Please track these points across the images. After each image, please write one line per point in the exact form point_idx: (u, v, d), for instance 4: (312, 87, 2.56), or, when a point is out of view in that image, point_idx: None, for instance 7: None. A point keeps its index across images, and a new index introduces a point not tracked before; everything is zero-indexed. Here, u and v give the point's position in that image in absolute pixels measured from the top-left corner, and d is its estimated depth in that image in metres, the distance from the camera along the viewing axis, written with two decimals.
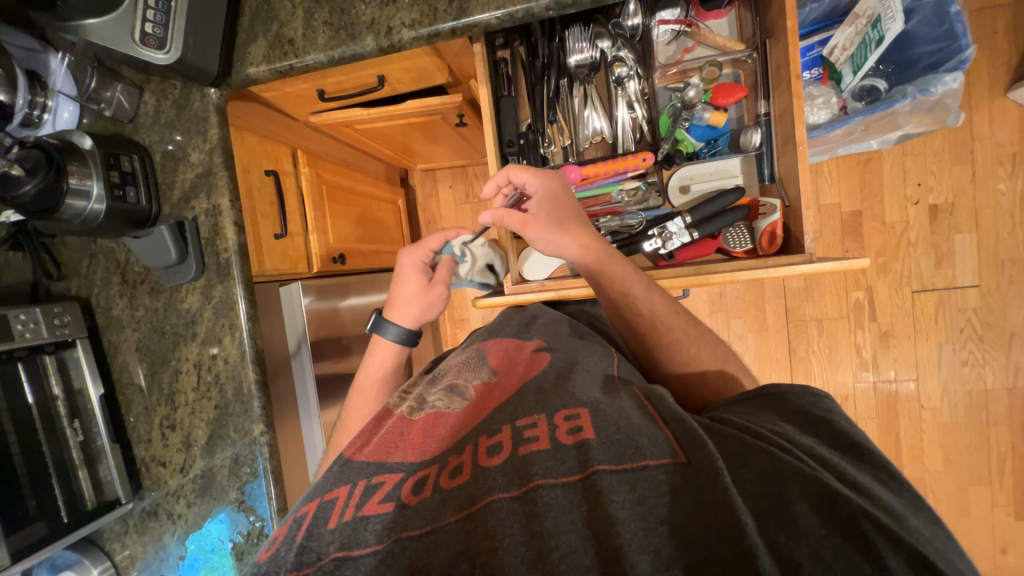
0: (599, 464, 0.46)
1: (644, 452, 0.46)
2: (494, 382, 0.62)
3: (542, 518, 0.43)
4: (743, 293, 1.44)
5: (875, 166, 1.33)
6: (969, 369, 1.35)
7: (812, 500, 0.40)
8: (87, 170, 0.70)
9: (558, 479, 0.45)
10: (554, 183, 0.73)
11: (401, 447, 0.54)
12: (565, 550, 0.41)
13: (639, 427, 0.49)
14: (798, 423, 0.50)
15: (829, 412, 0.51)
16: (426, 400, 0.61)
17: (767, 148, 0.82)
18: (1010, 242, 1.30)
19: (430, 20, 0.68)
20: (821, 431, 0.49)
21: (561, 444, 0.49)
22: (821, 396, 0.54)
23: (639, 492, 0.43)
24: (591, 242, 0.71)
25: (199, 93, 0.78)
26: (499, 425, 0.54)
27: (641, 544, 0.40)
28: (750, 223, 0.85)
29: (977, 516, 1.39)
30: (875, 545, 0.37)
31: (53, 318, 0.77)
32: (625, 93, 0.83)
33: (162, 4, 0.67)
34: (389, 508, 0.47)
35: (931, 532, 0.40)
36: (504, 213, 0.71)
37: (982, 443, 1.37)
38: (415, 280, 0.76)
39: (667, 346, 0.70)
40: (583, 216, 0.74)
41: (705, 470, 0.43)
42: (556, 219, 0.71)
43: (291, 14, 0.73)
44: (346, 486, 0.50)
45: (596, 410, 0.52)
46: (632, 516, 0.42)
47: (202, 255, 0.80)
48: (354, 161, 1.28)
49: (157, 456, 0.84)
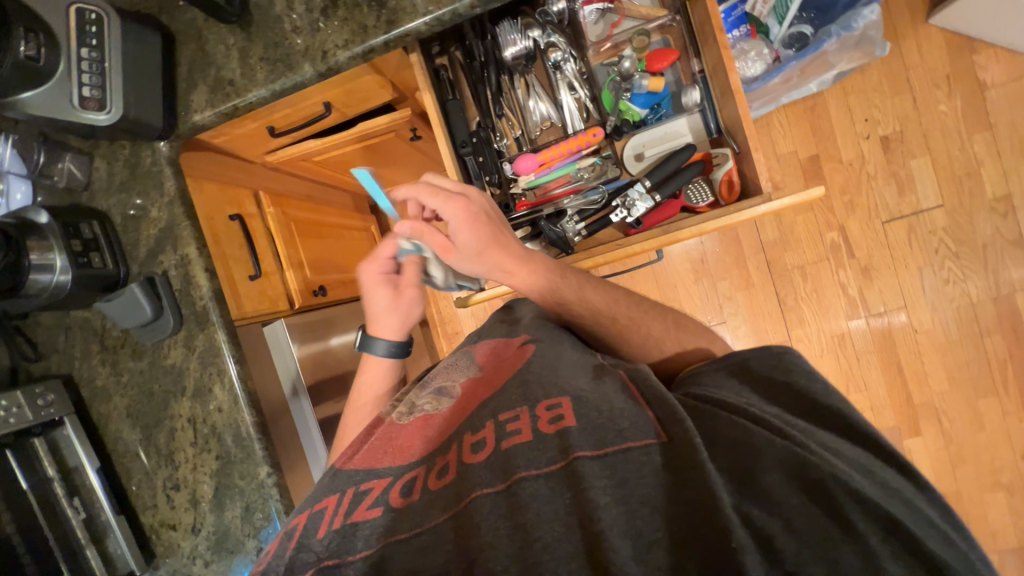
0: (580, 451, 0.45)
1: (624, 434, 0.46)
2: (480, 377, 0.61)
3: (525, 510, 0.43)
4: (723, 254, 1.46)
5: (821, 110, 1.38)
6: (953, 287, 1.38)
7: (786, 467, 0.41)
8: (48, 244, 0.69)
9: (541, 470, 0.45)
10: (467, 206, 0.67)
11: (389, 453, 0.52)
12: (547, 539, 0.40)
13: (621, 411, 0.49)
14: (764, 391, 0.53)
15: (792, 374, 0.53)
16: (415, 404, 0.60)
17: (709, 102, 0.86)
18: (962, 158, 1.34)
19: (362, 37, 0.70)
20: (790, 398, 0.51)
21: (542, 433, 0.49)
22: (781, 355, 0.56)
23: (620, 476, 0.43)
24: (516, 268, 0.69)
25: (148, 149, 0.79)
26: (482, 422, 0.53)
27: (621, 527, 0.40)
28: (708, 176, 0.88)
29: (992, 428, 1.41)
30: (846, 510, 0.38)
31: (36, 399, 0.75)
32: (564, 76, 0.85)
33: (95, 66, 0.67)
34: (379, 512, 0.46)
35: (904, 488, 0.42)
36: (424, 230, 0.68)
37: (979, 356, 1.39)
38: (382, 293, 0.76)
39: (643, 321, 0.71)
40: (510, 238, 0.70)
41: (684, 447, 0.43)
42: (473, 247, 0.67)
43: (227, 56, 0.74)
44: (334, 495, 0.49)
45: (580, 399, 0.51)
46: (613, 501, 0.41)
47: (178, 307, 0.80)
48: (320, 195, 1.29)
49: (166, 520, 0.81)
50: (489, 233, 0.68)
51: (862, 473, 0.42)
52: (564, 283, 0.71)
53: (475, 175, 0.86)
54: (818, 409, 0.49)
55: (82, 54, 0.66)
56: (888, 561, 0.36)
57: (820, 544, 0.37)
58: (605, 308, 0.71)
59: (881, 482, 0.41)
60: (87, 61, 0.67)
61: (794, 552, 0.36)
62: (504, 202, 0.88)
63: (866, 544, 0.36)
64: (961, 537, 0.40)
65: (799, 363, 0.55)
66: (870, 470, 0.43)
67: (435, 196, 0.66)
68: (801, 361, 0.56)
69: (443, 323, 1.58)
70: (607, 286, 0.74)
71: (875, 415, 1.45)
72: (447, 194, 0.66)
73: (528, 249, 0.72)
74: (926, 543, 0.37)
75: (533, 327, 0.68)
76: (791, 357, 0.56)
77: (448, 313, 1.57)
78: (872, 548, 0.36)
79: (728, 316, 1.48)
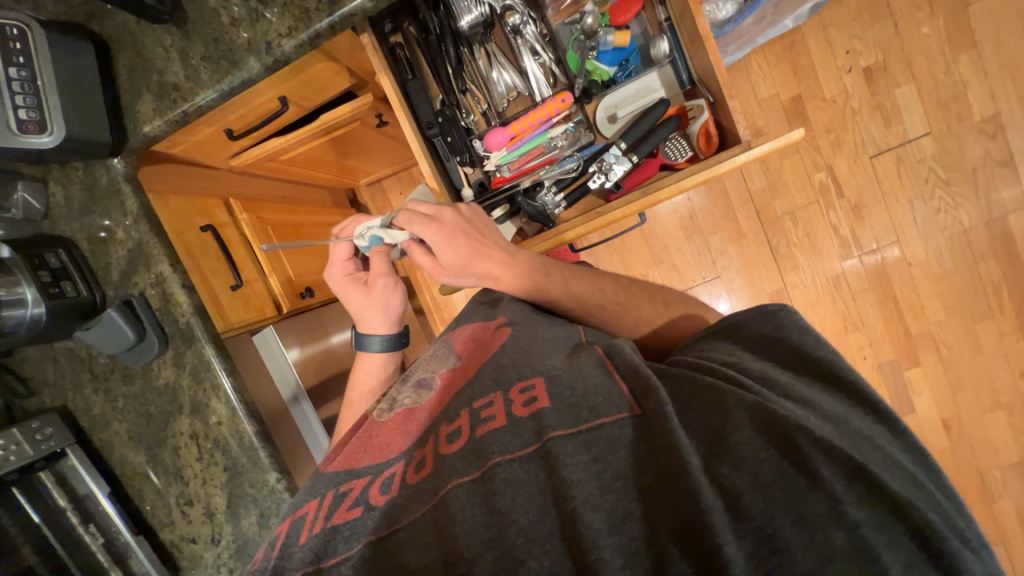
0: (554, 431, 0.46)
1: (598, 411, 0.47)
2: (458, 366, 0.62)
3: (501, 495, 0.44)
4: (711, 208, 1.44)
5: (801, 47, 1.33)
6: (945, 216, 1.36)
7: (756, 425, 0.41)
8: (14, 277, 0.67)
9: (515, 454, 0.46)
10: (441, 230, 0.69)
11: (368, 451, 0.54)
12: (523, 522, 0.42)
13: (595, 387, 0.49)
14: (755, 349, 0.52)
15: (784, 329, 0.52)
16: (397, 399, 0.61)
17: (677, 52, 0.83)
18: (948, 81, 1.30)
19: (305, 23, 0.65)
20: (776, 353, 0.51)
21: (517, 418, 0.49)
22: (775, 313, 0.54)
23: (594, 452, 0.44)
24: (502, 274, 0.71)
25: (102, 167, 0.76)
26: (457, 411, 0.54)
27: (595, 503, 0.41)
28: (685, 130, 0.85)
29: (989, 350, 1.42)
30: (811, 459, 0.39)
31: (34, 434, 0.74)
32: (525, 41, 0.80)
33: (28, 86, 0.63)
34: (360, 512, 0.47)
35: (876, 436, 0.43)
36: (416, 249, 0.73)
37: (974, 281, 1.39)
38: (354, 293, 0.77)
39: (617, 296, 0.72)
40: (493, 248, 0.71)
41: (657, 418, 0.44)
42: (456, 265, 0.70)
43: (167, 59, 0.70)
44: (315, 499, 0.50)
45: (553, 376, 0.51)
46: (587, 477, 0.43)
47: (161, 328, 0.79)
48: (294, 195, 1.26)
49: (185, 534, 0.82)
50: (466, 240, 0.70)
51: (835, 425, 0.42)
52: (546, 277, 0.71)
53: (445, 156, 0.84)
54: (803, 362, 0.49)
55: (11, 75, 0.63)
56: (850, 504, 0.38)
57: (788, 495, 0.38)
58: (578, 285, 0.72)
59: (853, 432, 0.42)
60: (17, 81, 0.63)
61: (760, 509, 0.38)
62: (479, 180, 0.86)
63: (828, 490, 0.38)
64: (926, 479, 0.41)
65: (793, 319, 0.53)
66: (842, 421, 0.43)
67: (413, 222, 0.70)
68: (798, 318, 0.54)
69: (438, 309, 1.57)
70: (573, 272, 0.74)
71: (874, 351, 1.47)
72: (421, 220, 0.69)
73: (516, 252, 0.73)
74: (890, 489, 0.38)
75: (511, 308, 0.67)
76: (786, 314, 0.54)
77: (443, 300, 1.56)
78: (837, 495, 0.38)
79: (722, 270, 1.47)
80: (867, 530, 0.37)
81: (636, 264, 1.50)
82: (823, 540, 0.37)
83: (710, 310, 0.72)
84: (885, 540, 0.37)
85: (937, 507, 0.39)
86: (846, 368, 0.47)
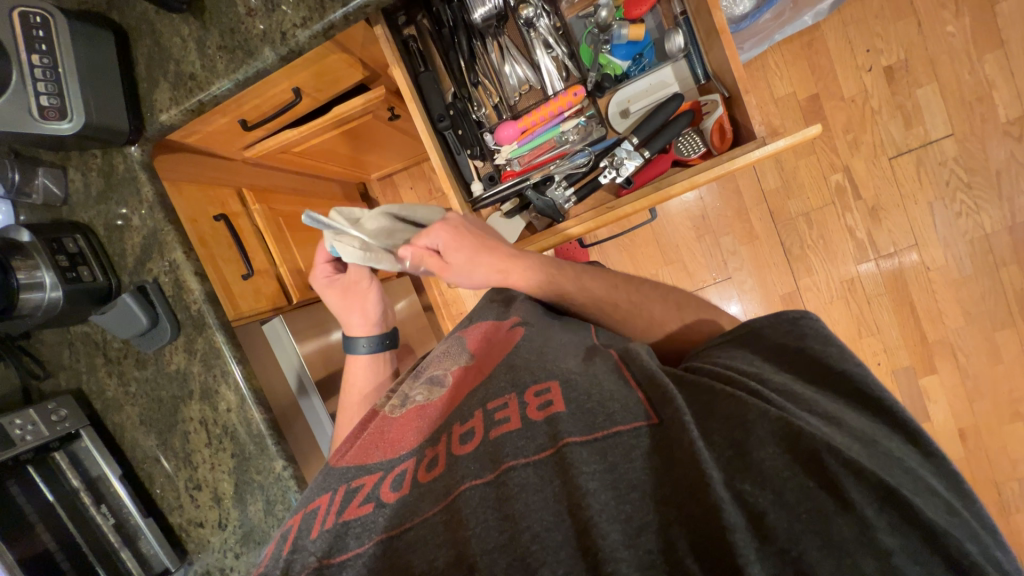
0: (569, 437, 0.46)
1: (614, 418, 0.46)
2: (471, 365, 0.62)
3: (514, 501, 0.43)
4: (724, 207, 1.42)
5: (819, 45, 1.31)
6: (966, 220, 1.33)
7: (780, 440, 0.40)
8: (33, 261, 0.69)
9: (528, 459, 0.45)
10: (447, 230, 0.73)
11: (380, 447, 0.55)
12: (536, 529, 0.41)
13: (611, 393, 0.49)
14: (776, 361, 0.51)
15: (805, 338, 0.51)
16: (408, 396, 0.62)
17: (693, 46, 0.82)
18: (972, 81, 1.27)
19: (319, 13, 0.65)
20: (795, 363, 0.50)
21: (531, 421, 0.49)
22: (797, 320, 0.52)
23: (609, 460, 0.44)
24: (509, 266, 0.71)
25: (120, 155, 0.77)
26: (470, 411, 0.54)
27: (611, 513, 0.41)
28: (698, 126, 0.84)
29: (1010, 359, 1.38)
30: (839, 480, 0.38)
31: (49, 415, 0.75)
32: (538, 34, 0.79)
33: (50, 73, 0.65)
34: (371, 508, 0.48)
35: (904, 456, 0.41)
36: (423, 254, 0.73)
37: (995, 288, 1.35)
38: (337, 296, 0.80)
39: (634, 290, 0.71)
40: (499, 243, 0.73)
41: (675, 426, 0.43)
42: (464, 261, 0.72)
43: (184, 48, 0.71)
44: (327, 494, 0.51)
45: (567, 381, 0.51)
46: (603, 486, 0.42)
47: (173, 313, 0.80)
48: (308, 188, 1.27)
49: (194, 518, 0.83)
50: (473, 245, 0.73)
51: (862, 444, 0.41)
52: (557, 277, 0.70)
53: (456, 149, 0.84)
54: (826, 377, 0.48)
55: (34, 61, 0.64)
56: (883, 532, 0.37)
57: (812, 514, 0.37)
58: (589, 283, 0.71)
59: (881, 451, 0.41)
60: (40, 68, 0.64)
61: (784, 528, 0.37)
62: (488, 174, 0.86)
63: (856, 512, 0.37)
64: (959, 503, 0.39)
65: (816, 328, 0.51)
66: (870, 440, 0.42)
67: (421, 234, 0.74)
68: (822, 325, 0.52)
69: (447, 305, 1.58)
70: (582, 266, 0.73)
71: (889, 356, 1.43)
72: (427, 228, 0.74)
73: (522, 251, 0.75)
74: (921, 515, 0.36)
75: (523, 308, 0.66)
76: (807, 322, 0.52)
77: (452, 295, 1.56)
78: (862, 514, 0.37)
79: (734, 271, 1.45)
80: (896, 556, 0.36)
81: (645, 263, 1.48)
82: (852, 565, 0.36)
83: (724, 314, 0.71)
84: (917, 568, 0.36)
85: (972, 536, 0.37)
86: (872, 382, 0.46)
